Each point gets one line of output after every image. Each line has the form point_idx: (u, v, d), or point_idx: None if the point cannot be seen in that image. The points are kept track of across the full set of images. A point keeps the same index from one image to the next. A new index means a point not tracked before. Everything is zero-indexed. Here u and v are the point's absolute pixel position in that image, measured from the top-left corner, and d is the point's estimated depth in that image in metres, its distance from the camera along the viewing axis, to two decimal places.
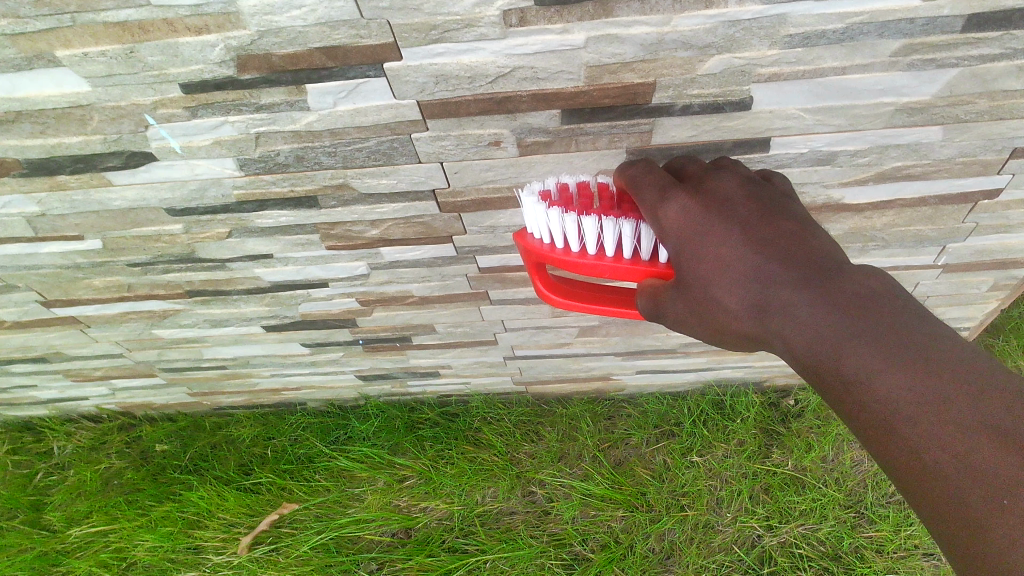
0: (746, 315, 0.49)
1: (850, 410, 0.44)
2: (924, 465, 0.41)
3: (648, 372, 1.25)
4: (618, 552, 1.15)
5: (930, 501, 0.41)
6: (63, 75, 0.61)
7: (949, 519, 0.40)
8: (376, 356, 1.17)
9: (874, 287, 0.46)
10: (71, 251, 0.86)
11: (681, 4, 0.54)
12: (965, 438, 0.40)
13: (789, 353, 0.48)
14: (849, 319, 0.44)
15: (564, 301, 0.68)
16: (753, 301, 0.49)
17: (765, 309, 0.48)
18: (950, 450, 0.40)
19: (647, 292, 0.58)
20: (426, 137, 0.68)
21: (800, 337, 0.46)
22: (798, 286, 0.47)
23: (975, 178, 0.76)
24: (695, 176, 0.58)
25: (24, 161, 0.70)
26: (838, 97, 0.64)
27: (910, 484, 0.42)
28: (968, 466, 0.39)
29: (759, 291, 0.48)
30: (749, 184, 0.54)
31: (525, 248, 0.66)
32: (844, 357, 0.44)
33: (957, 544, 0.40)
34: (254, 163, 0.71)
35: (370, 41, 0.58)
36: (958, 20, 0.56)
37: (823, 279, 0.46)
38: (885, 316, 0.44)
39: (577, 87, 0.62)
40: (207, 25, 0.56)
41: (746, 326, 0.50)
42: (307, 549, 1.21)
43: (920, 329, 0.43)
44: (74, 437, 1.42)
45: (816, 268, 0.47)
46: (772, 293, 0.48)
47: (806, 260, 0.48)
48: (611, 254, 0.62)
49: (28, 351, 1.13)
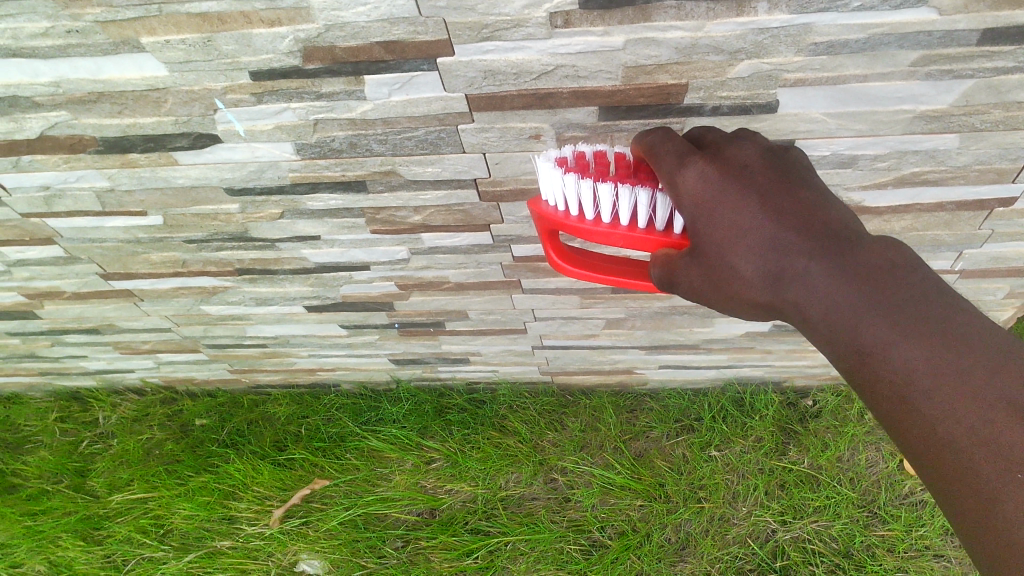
0: (763, 285, 0.54)
1: (866, 379, 0.49)
2: (937, 435, 0.46)
3: (670, 367, 1.29)
4: (635, 540, 1.20)
5: (939, 468, 0.46)
6: (144, 60, 0.66)
7: (956, 487, 0.45)
8: (410, 340, 1.22)
9: (891, 263, 0.50)
10: (134, 227, 0.92)
11: (714, 11, 0.59)
12: (979, 411, 0.44)
13: (809, 323, 0.52)
14: (870, 296, 0.49)
15: (576, 272, 0.72)
16: (776, 273, 0.53)
17: (788, 283, 0.53)
18: (963, 421, 0.45)
19: (660, 263, 0.62)
20: (471, 129, 0.73)
21: (822, 310, 0.51)
22: (821, 262, 0.51)
23: (991, 186, 0.80)
24: (711, 142, 0.61)
25: (100, 138, 0.76)
26: (859, 103, 0.68)
27: (920, 451, 0.47)
28: (981, 438, 0.44)
29: (783, 265, 0.53)
30: (766, 156, 0.57)
31: (540, 215, 0.70)
32: (865, 331, 0.49)
33: (964, 510, 0.45)
34: (311, 147, 0.76)
35: (426, 37, 0.63)
36: (973, 34, 0.61)
37: (845, 256, 0.51)
38: (904, 292, 0.48)
39: (615, 86, 0.67)
40: (279, 18, 0.62)
41: (769, 297, 0.54)
42: (336, 523, 1.27)
43: (936, 305, 0.48)
44: (119, 408, 1.49)
45: (839, 245, 0.52)
46: (797, 268, 0.52)
47: (830, 237, 0.52)
48: (625, 223, 0.66)
49: (83, 321, 1.20)
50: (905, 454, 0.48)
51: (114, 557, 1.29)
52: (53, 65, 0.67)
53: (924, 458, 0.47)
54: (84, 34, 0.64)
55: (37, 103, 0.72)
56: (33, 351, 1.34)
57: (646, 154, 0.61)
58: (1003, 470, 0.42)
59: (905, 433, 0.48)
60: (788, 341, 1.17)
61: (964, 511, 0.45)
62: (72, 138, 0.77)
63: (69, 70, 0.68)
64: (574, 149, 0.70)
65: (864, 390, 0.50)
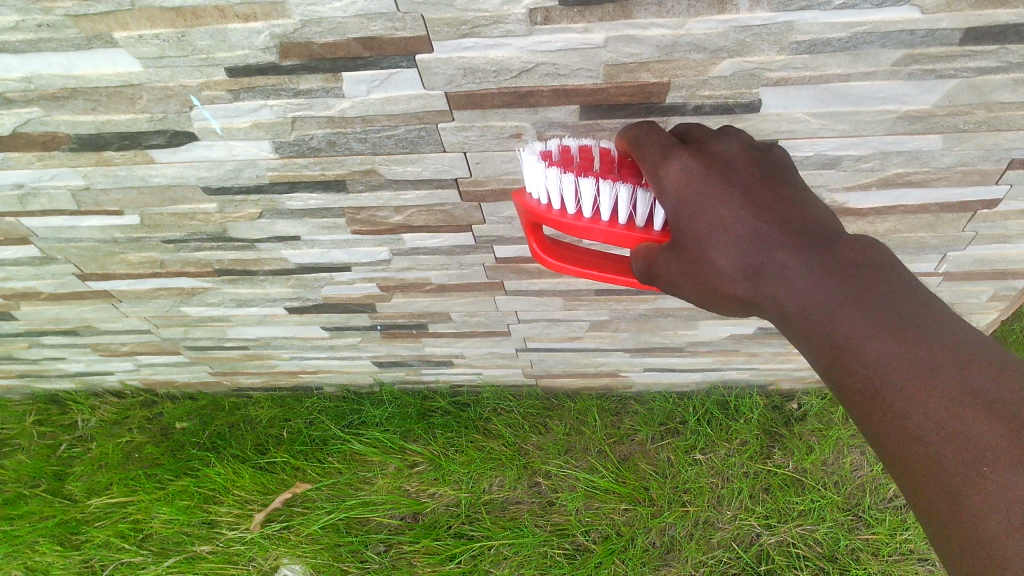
0: (739, 279, 0.53)
1: (840, 375, 0.48)
2: (908, 428, 0.44)
3: (655, 370, 1.29)
4: (619, 544, 1.19)
5: (907, 466, 0.44)
6: (117, 55, 0.65)
7: (925, 483, 0.43)
8: (393, 342, 1.21)
9: (868, 259, 0.49)
10: (110, 226, 0.91)
11: (696, 8, 0.58)
12: (950, 405, 0.43)
13: (785, 320, 0.51)
14: (846, 291, 0.48)
15: (558, 263, 0.71)
16: (753, 267, 0.52)
17: (765, 278, 0.52)
18: (933, 415, 0.43)
19: (642, 255, 0.61)
20: (451, 127, 0.72)
21: (797, 304, 0.49)
22: (799, 255, 0.50)
23: (975, 187, 0.79)
24: (698, 139, 0.60)
25: (74, 136, 0.75)
26: (842, 103, 0.68)
27: (888, 448, 0.45)
28: (950, 432, 0.42)
29: (760, 259, 0.52)
30: (751, 154, 0.57)
31: (524, 208, 0.69)
32: (839, 324, 0.47)
33: (932, 508, 0.43)
34: (289, 146, 0.75)
35: (404, 33, 0.62)
36: (955, 33, 0.60)
37: (822, 252, 0.50)
38: (880, 288, 0.47)
39: (595, 84, 0.66)
40: (255, 13, 0.61)
41: (746, 293, 0.53)
42: (317, 528, 1.25)
43: (912, 304, 0.46)
44: (98, 412, 1.47)
45: (816, 241, 0.51)
46: (775, 263, 0.51)
47: (808, 233, 0.51)
48: (606, 219, 0.65)
49: (61, 323, 1.19)
50: (876, 451, 0.47)
51: (93, 562, 1.27)
52: (25, 60, 0.66)
53: (893, 454, 0.45)
54: (56, 28, 0.63)
55: (9, 98, 0.70)
56: (10, 352, 1.32)
57: (629, 147, 0.61)
58: (971, 463, 0.41)
59: (877, 428, 0.46)
60: (772, 343, 1.16)
61: (931, 508, 0.43)
62: (46, 135, 0.75)
63: (41, 66, 0.66)
64: (561, 142, 0.69)
65: (837, 384, 0.48)
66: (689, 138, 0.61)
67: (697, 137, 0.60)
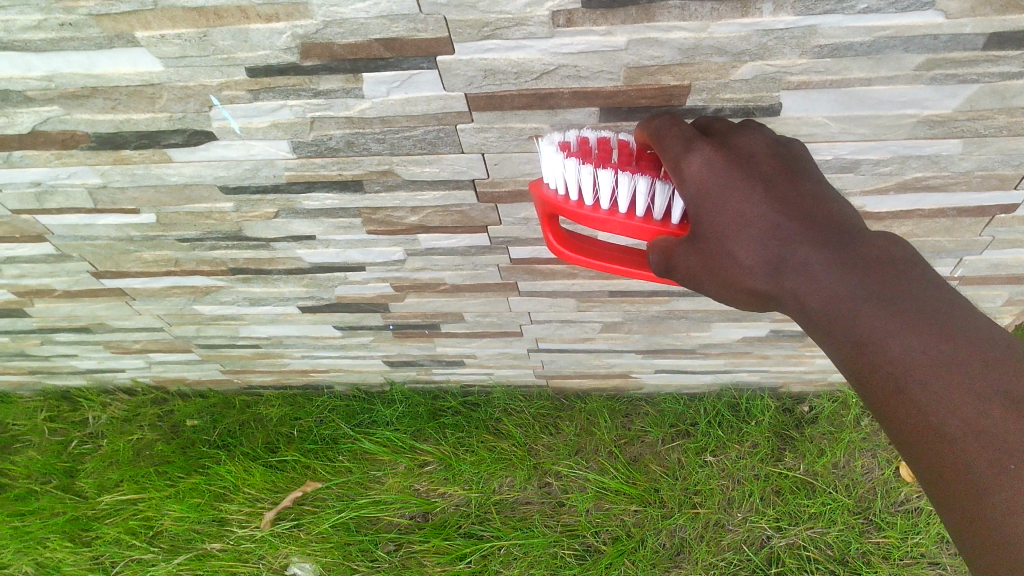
0: (759, 272, 0.52)
1: (861, 371, 0.47)
2: (931, 426, 0.44)
3: (667, 371, 1.29)
4: (629, 545, 1.19)
5: (933, 463, 0.44)
6: (138, 54, 0.65)
7: (946, 479, 0.43)
8: (405, 342, 1.21)
9: (892, 257, 0.49)
10: (126, 224, 0.91)
11: (719, 12, 0.58)
12: (975, 402, 0.43)
13: (805, 314, 0.51)
14: (870, 287, 0.47)
15: (573, 254, 0.71)
16: (776, 262, 0.51)
17: (787, 273, 0.51)
18: (958, 412, 0.43)
19: (659, 247, 0.60)
20: (470, 129, 0.72)
21: (819, 299, 0.49)
22: (822, 251, 0.50)
23: (993, 192, 0.79)
24: (718, 131, 0.60)
25: (93, 135, 0.75)
26: (862, 107, 0.67)
27: (911, 446, 0.45)
28: (974, 430, 0.42)
29: (782, 253, 0.51)
30: (773, 148, 0.56)
31: (541, 198, 0.69)
32: (862, 320, 0.47)
33: (955, 503, 0.43)
34: (307, 146, 0.75)
35: (426, 34, 0.62)
36: (979, 38, 0.60)
37: (845, 248, 0.49)
38: (905, 286, 0.47)
39: (616, 86, 0.66)
40: (278, 13, 0.61)
41: (766, 286, 0.52)
42: (328, 526, 1.26)
43: (936, 302, 0.46)
44: (109, 408, 1.48)
45: (839, 237, 0.50)
46: (797, 258, 0.50)
47: (830, 229, 0.51)
48: (624, 211, 0.64)
49: (74, 320, 1.19)
50: (896, 446, 0.47)
51: (103, 559, 1.28)
52: (46, 59, 0.66)
53: (915, 449, 0.45)
54: (78, 28, 0.63)
55: (29, 97, 0.71)
56: (23, 349, 1.32)
57: (652, 139, 0.61)
58: (996, 461, 0.41)
59: (899, 424, 0.46)
60: (785, 345, 1.16)
61: (954, 503, 0.43)
62: (65, 134, 0.75)
63: (62, 64, 0.67)
64: (579, 134, 0.69)
65: (858, 380, 0.48)
66: (711, 132, 0.61)
67: (720, 132, 0.60)
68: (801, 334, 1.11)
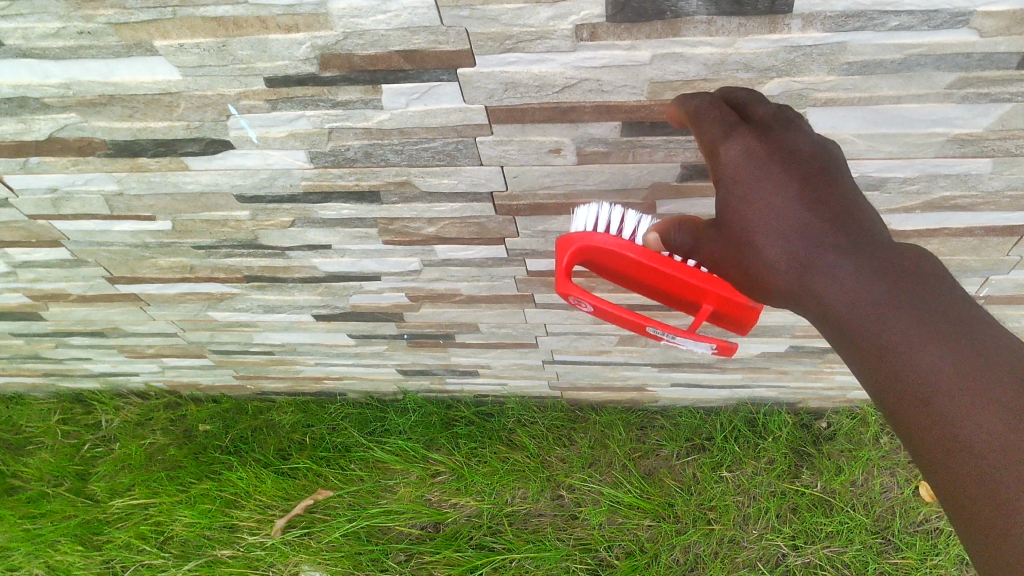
0: (784, 269, 0.50)
1: (877, 373, 0.44)
2: (943, 430, 0.41)
3: (683, 385, 1.27)
4: (643, 561, 1.19)
5: (945, 471, 0.40)
6: (156, 63, 0.65)
7: (954, 485, 0.40)
8: (418, 352, 1.20)
9: (921, 266, 0.46)
10: (142, 231, 0.90)
11: (747, 28, 0.57)
12: (989, 409, 0.39)
13: (828, 318, 0.48)
14: (892, 289, 0.45)
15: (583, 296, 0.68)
16: (802, 260, 0.49)
17: (811, 273, 0.49)
18: (973, 419, 0.40)
19: (685, 227, 0.58)
20: (490, 142, 0.71)
21: (842, 300, 0.47)
22: (851, 253, 0.47)
23: (1022, 212, 0.78)
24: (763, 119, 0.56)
25: (110, 142, 0.75)
26: (890, 125, 0.66)
27: (923, 453, 0.42)
28: (987, 437, 0.39)
29: (810, 252, 0.49)
30: (817, 147, 0.53)
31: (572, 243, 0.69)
32: (884, 321, 0.44)
33: (964, 515, 0.39)
34: (325, 156, 0.74)
35: (447, 47, 0.61)
36: (1013, 57, 0.58)
37: (874, 253, 0.47)
38: (931, 292, 0.44)
39: (639, 101, 0.65)
40: (297, 24, 0.60)
41: (790, 285, 0.50)
42: (339, 535, 1.25)
43: (962, 310, 0.43)
44: (122, 412, 1.47)
45: (870, 243, 0.48)
46: (823, 258, 0.48)
47: (860, 233, 0.48)
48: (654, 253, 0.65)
49: (89, 324, 1.19)
50: (908, 454, 0.43)
51: (113, 563, 1.27)
52: (64, 67, 0.66)
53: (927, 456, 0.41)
54: (96, 36, 0.62)
55: (47, 104, 0.70)
56: (37, 352, 1.32)
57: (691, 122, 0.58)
58: (1005, 469, 0.37)
59: (912, 430, 0.42)
60: (804, 362, 1.15)
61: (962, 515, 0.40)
62: (82, 141, 0.75)
63: (81, 72, 0.66)
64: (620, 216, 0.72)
65: (874, 383, 0.45)
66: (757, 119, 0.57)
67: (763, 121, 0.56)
68: (821, 351, 1.09)
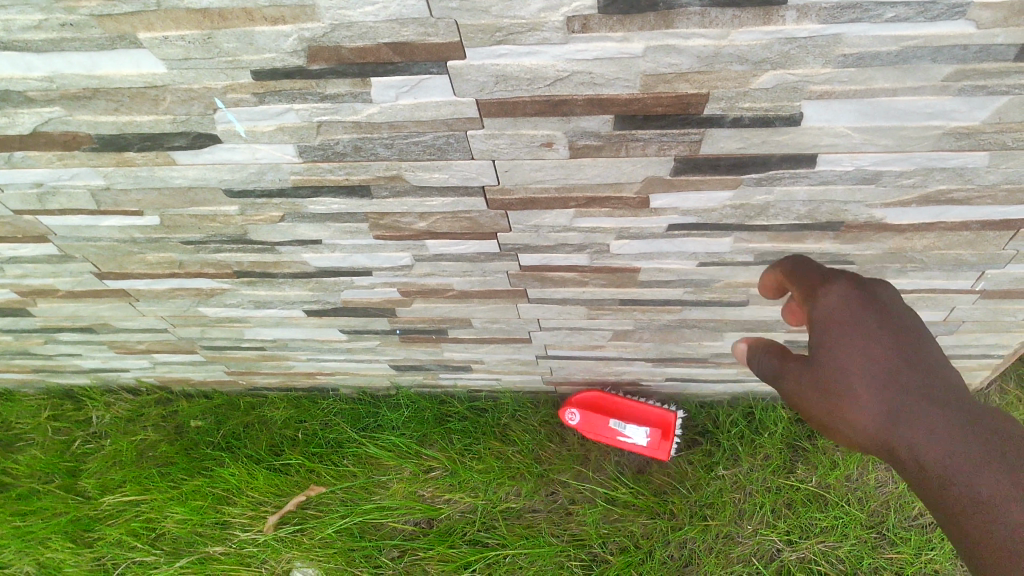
0: (873, 419, 0.55)
1: (959, 516, 0.50)
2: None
3: (677, 379, 1.26)
4: (637, 556, 1.19)
5: None
6: (140, 56, 0.64)
7: None
8: (411, 347, 1.20)
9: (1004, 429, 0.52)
10: (129, 226, 0.89)
11: (741, 19, 0.56)
12: None
13: (913, 463, 0.53)
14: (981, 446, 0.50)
15: None
16: (890, 412, 0.54)
17: (901, 424, 0.53)
18: None
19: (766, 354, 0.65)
20: (481, 135, 0.70)
21: (931, 451, 0.52)
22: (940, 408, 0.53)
23: (1019, 206, 0.77)
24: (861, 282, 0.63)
25: (95, 136, 0.74)
26: (886, 118, 0.65)
27: None
28: None
29: (899, 404, 0.54)
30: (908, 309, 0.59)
31: None
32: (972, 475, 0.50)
33: None
34: (314, 150, 0.73)
35: (436, 39, 0.60)
36: (1011, 49, 0.57)
37: (961, 411, 0.53)
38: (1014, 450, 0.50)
39: (632, 94, 0.64)
40: (284, 16, 0.59)
41: (875, 433, 0.55)
42: (331, 532, 1.26)
43: None
44: (112, 408, 1.45)
45: (957, 401, 0.53)
46: (913, 411, 0.53)
47: (950, 391, 0.54)
48: None
49: (77, 320, 1.18)
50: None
51: (105, 560, 1.29)
52: (46, 60, 0.64)
53: None
54: (79, 28, 0.61)
55: (31, 98, 0.69)
56: (26, 348, 1.31)
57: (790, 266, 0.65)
58: None
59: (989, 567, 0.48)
60: None
61: None
62: (67, 135, 0.74)
63: (64, 66, 0.65)
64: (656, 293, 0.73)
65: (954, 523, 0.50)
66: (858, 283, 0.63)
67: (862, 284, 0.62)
68: None
